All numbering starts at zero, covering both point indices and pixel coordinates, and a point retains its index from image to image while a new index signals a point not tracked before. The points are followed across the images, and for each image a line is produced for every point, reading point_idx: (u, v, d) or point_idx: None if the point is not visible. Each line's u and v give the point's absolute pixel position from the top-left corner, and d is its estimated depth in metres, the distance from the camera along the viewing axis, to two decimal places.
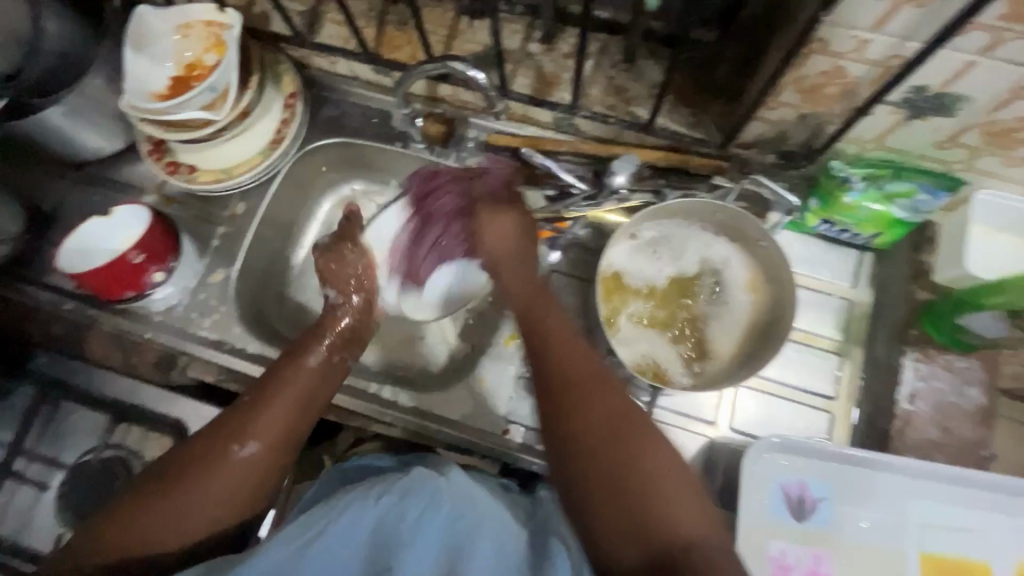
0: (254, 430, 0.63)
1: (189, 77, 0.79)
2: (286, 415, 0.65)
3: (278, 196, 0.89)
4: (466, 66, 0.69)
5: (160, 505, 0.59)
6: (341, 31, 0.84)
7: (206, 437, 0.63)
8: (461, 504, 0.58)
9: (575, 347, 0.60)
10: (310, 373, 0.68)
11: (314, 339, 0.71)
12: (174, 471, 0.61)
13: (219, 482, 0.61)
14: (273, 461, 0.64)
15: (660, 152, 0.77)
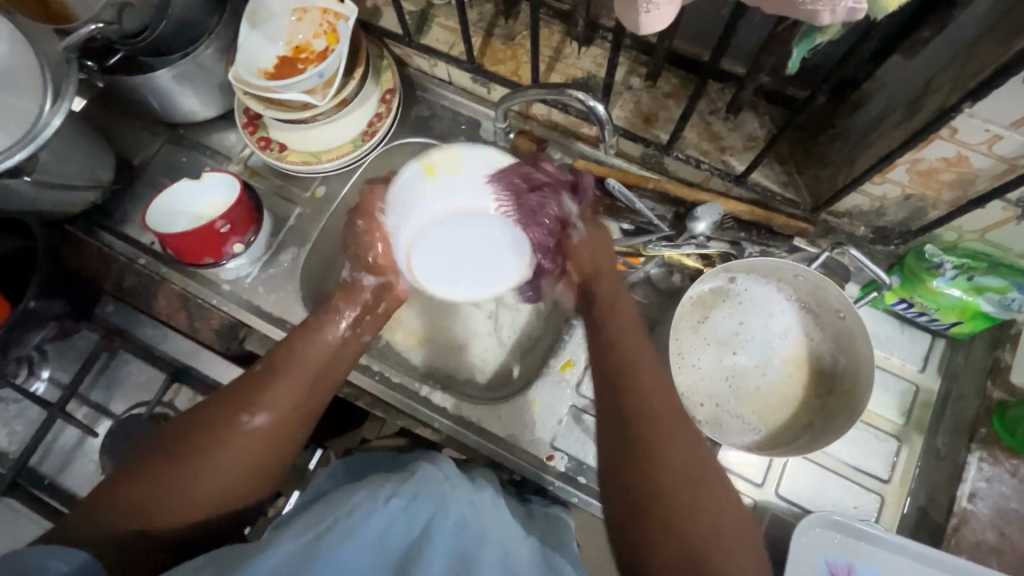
0: (269, 397, 0.62)
1: (296, 59, 0.81)
2: (301, 386, 0.65)
3: (357, 186, 0.91)
4: (586, 96, 0.67)
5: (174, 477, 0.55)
6: (448, 37, 0.87)
7: (214, 409, 0.61)
8: (468, 510, 0.55)
9: (657, 376, 0.59)
10: (324, 350, 0.68)
11: (330, 318, 0.71)
12: (183, 438, 0.58)
13: (232, 451, 0.58)
14: (285, 433, 0.62)
15: (746, 206, 0.76)
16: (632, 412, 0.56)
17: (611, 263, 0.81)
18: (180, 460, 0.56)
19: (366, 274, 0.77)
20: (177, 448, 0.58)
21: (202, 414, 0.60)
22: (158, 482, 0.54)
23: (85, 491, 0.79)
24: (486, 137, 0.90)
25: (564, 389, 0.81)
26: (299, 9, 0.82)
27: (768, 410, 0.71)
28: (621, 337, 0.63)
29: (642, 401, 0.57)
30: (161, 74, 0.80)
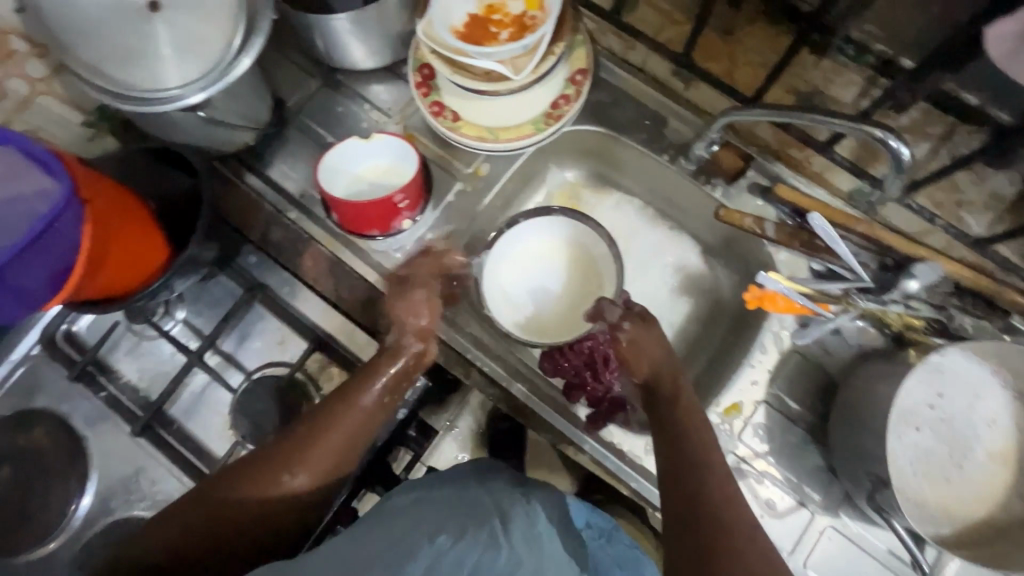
0: (304, 464, 0.60)
1: (489, 21, 0.72)
2: (345, 444, 0.62)
3: (519, 170, 0.84)
4: (886, 135, 0.56)
5: (205, 534, 0.57)
6: (656, 19, 0.79)
7: (252, 469, 0.59)
8: (524, 548, 0.52)
9: (727, 487, 0.55)
10: (363, 414, 0.64)
11: (373, 382, 0.65)
12: (219, 494, 0.58)
13: (269, 501, 0.59)
14: (322, 494, 0.61)
15: (968, 270, 0.67)
16: (701, 521, 0.53)
17: (797, 307, 0.72)
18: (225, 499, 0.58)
19: (392, 350, 0.69)
20: (215, 503, 0.57)
21: (244, 470, 0.59)
22: (197, 538, 0.57)
23: (215, 442, 0.77)
24: (674, 138, 0.80)
25: (733, 436, 0.72)
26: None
27: (962, 504, 0.65)
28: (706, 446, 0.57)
29: (705, 509, 0.53)
30: (341, 17, 0.72)
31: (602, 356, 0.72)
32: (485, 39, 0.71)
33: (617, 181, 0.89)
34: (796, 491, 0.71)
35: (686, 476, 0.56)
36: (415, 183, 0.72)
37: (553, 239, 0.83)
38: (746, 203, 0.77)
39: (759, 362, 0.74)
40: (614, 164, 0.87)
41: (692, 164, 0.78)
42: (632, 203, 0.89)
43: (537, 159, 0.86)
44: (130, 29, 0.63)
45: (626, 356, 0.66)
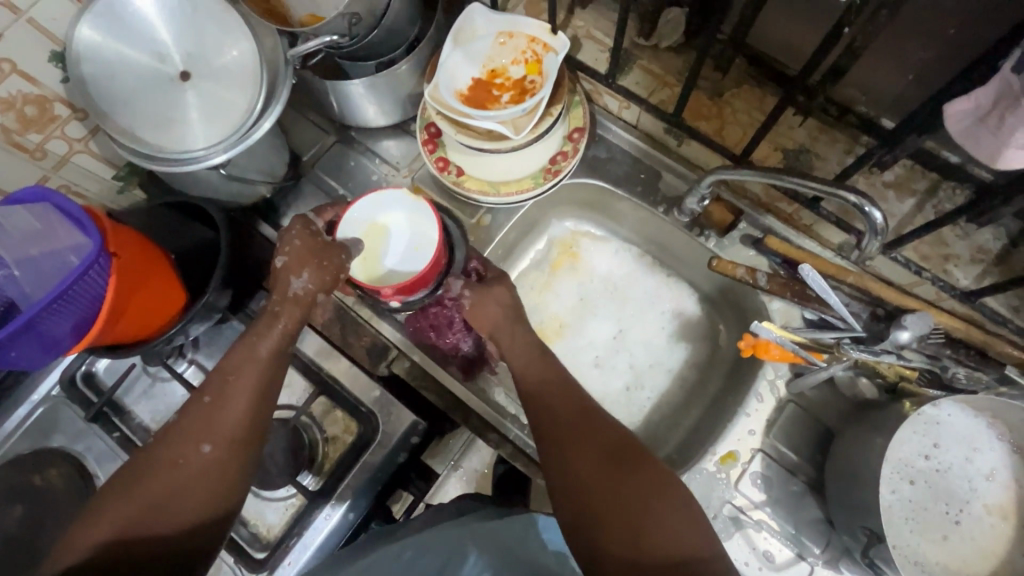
0: (213, 425, 0.58)
1: (492, 85, 0.77)
2: (244, 405, 0.60)
3: (519, 221, 0.88)
4: (860, 200, 0.60)
5: (133, 509, 0.52)
6: (649, 80, 0.83)
7: (165, 442, 0.57)
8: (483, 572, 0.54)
9: (567, 394, 0.64)
10: (262, 363, 0.62)
11: (264, 332, 0.64)
12: (140, 472, 0.55)
13: (167, 488, 0.54)
14: (258, 412, 0.60)
15: (961, 323, 0.68)
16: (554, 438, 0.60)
17: (791, 356, 0.73)
18: (132, 489, 0.54)
19: (300, 298, 0.66)
20: (135, 483, 0.54)
21: (158, 450, 0.56)
22: (128, 516, 0.52)
23: None
24: (667, 192, 0.84)
25: (728, 484, 0.73)
26: (503, 32, 0.78)
27: (963, 562, 0.64)
28: (545, 387, 0.65)
29: (554, 416, 0.62)
30: (357, 83, 0.78)
31: (448, 319, 0.79)
32: (489, 103, 0.76)
33: (616, 230, 0.93)
34: (793, 543, 0.70)
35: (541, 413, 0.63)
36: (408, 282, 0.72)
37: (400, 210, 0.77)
38: (738, 253, 0.80)
39: (756, 410, 0.75)
40: (611, 214, 0.91)
41: (685, 216, 0.81)
42: (630, 250, 0.93)
43: (536, 211, 0.90)
44: (163, 98, 0.69)
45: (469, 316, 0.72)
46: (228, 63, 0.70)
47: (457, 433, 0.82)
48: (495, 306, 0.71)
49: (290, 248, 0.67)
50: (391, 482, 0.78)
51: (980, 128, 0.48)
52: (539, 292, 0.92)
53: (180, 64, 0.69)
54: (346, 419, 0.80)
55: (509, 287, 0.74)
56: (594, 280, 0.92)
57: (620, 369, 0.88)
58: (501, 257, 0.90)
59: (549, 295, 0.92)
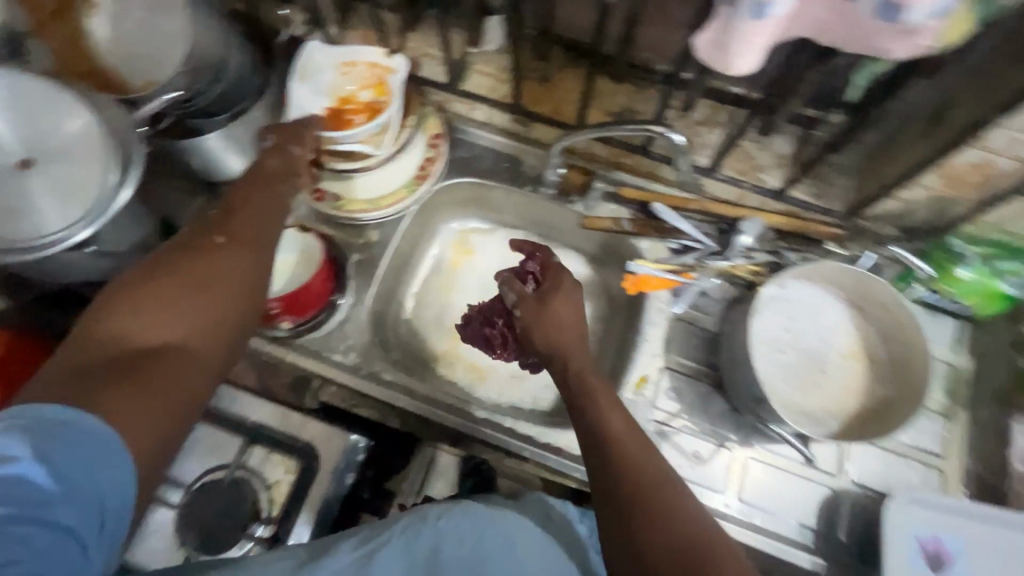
0: (224, 240, 0.60)
1: (342, 111, 0.80)
2: (256, 227, 0.63)
3: (407, 230, 0.93)
4: (664, 130, 0.73)
5: (162, 296, 0.54)
6: (488, 81, 0.92)
7: (179, 245, 0.59)
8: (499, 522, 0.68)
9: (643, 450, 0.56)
10: (264, 201, 0.66)
11: (259, 179, 0.68)
12: (164, 262, 0.57)
13: (194, 277, 0.56)
14: (264, 244, 0.63)
15: (783, 217, 0.83)
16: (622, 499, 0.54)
17: (668, 282, 0.84)
18: (157, 280, 0.55)
19: (273, 153, 0.71)
20: (160, 271, 0.56)
21: (179, 247, 0.59)
22: (160, 296, 0.54)
23: None
24: (530, 173, 0.94)
25: (646, 404, 0.81)
26: (347, 62, 0.83)
27: (836, 404, 0.77)
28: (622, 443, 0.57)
29: (629, 482, 0.54)
30: (212, 136, 0.80)
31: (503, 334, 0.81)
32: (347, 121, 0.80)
33: (500, 220, 1.01)
34: (713, 436, 0.80)
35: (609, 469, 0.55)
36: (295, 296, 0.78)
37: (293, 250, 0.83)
38: (603, 210, 0.91)
39: (653, 336, 0.85)
40: (491, 206, 0.99)
41: (550, 189, 0.91)
42: (517, 233, 1.01)
43: (422, 217, 0.96)
44: (6, 188, 0.67)
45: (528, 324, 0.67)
46: (69, 140, 0.68)
47: (435, 458, 0.86)
48: (555, 315, 0.66)
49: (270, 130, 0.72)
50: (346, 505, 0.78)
51: (720, 53, 0.53)
52: (446, 292, 0.97)
53: (18, 152, 0.68)
54: (285, 460, 0.78)
55: (568, 300, 0.68)
56: (492, 268, 0.99)
57: None
58: (401, 268, 0.95)
59: (456, 293, 0.98)
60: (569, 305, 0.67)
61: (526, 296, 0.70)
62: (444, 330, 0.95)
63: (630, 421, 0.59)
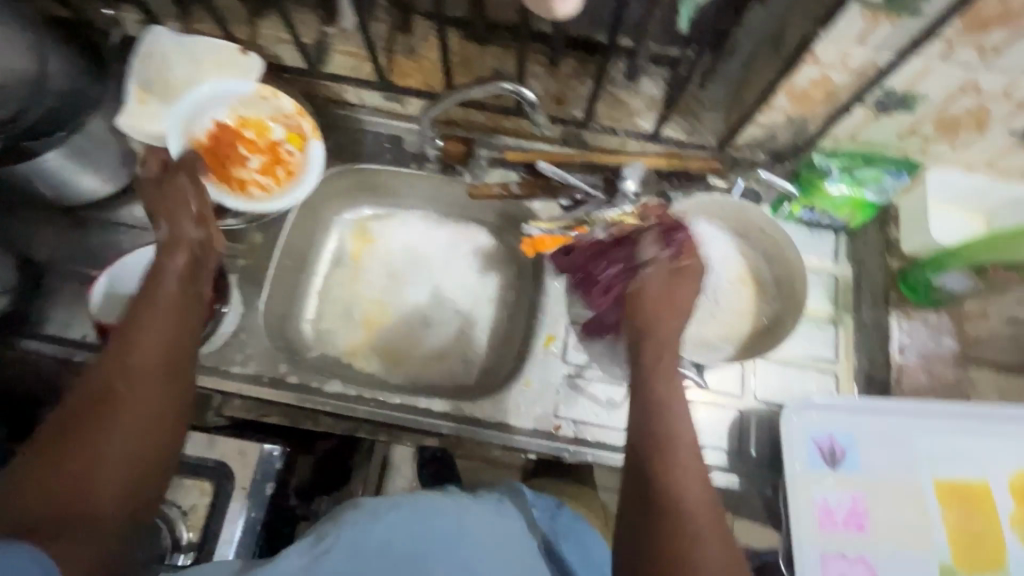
0: (128, 363, 0.55)
1: (223, 160, 0.79)
2: (165, 342, 0.58)
3: (294, 226, 0.90)
4: (512, 86, 0.72)
5: (79, 451, 0.50)
6: (352, 62, 0.88)
7: (85, 384, 0.54)
8: (467, 514, 0.66)
9: (695, 478, 0.57)
10: (169, 299, 0.61)
11: (156, 279, 0.63)
12: (72, 413, 0.52)
13: (97, 422, 0.52)
14: (185, 363, 0.59)
15: (662, 158, 0.84)
16: (670, 529, 0.54)
17: (563, 239, 0.85)
18: (68, 442, 0.50)
19: (179, 243, 0.66)
20: (70, 423, 0.52)
21: (84, 388, 0.54)
22: (73, 452, 0.50)
23: None
24: (412, 149, 0.92)
25: (556, 361, 0.83)
26: (266, 87, 0.79)
27: (730, 330, 0.80)
28: (672, 464, 0.57)
29: (672, 507, 0.55)
30: (49, 157, 0.73)
31: (608, 283, 0.75)
32: (240, 168, 0.79)
33: (395, 203, 0.99)
34: (624, 380, 0.82)
35: (653, 488, 0.56)
36: None
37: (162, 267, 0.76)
38: (492, 176, 0.90)
39: (556, 293, 0.86)
40: (382, 191, 0.96)
41: (434, 163, 0.90)
42: (415, 214, 0.99)
43: (308, 212, 0.92)
44: None
45: (675, 283, 0.70)
46: None
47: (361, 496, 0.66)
48: (674, 281, 0.70)
49: (143, 195, 0.69)
50: (270, 514, 0.77)
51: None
52: (349, 285, 0.95)
53: None
54: (195, 483, 0.75)
55: (693, 284, 0.71)
56: (393, 253, 0.97)
57: (448, 317, 0.94)
58: (296, 266, 0.92)
59: (360, 283, 0.95)
60: (691, 281, 0.71)
61: (660, 260, 0.71)
62: (353, 323, 0.93)
63: (695, 449, 0.59)
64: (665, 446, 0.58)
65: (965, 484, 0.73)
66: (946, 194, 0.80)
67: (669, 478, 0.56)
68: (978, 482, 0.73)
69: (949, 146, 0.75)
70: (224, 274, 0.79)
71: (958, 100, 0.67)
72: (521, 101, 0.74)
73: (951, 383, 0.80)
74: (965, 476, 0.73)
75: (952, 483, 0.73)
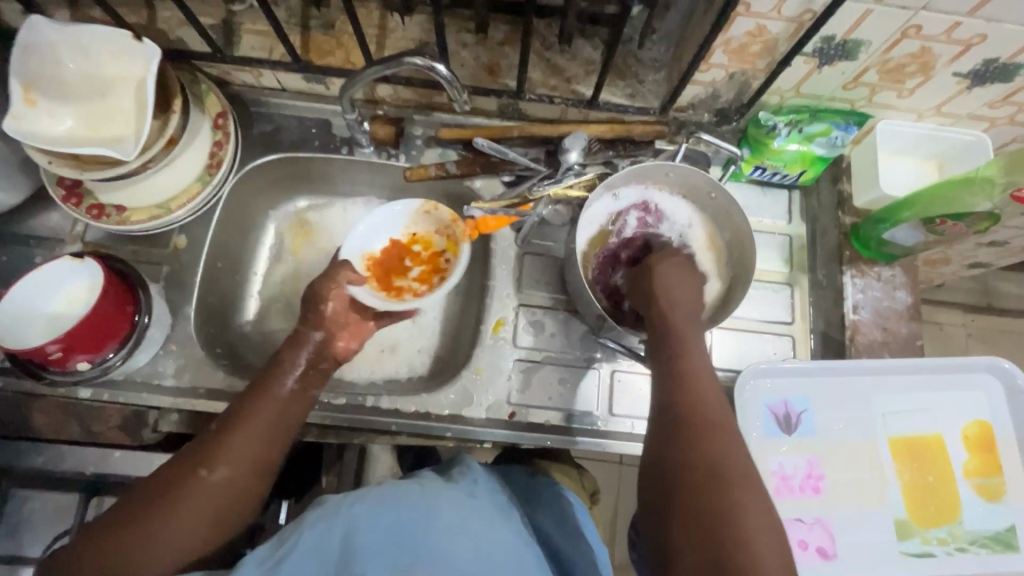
0: (228, 447, 0.59)
1: (409, 249, 0.86)
2: (255, 447, 0.61)
3: (221, 225, 0.84)
4: (423, 61, 0.66)
5: (149, 522, 0.55)
6: (264, 41, 0.80)
7: (181, 458, 0.59)
8: (456, 514, 0.59)
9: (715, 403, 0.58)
10: (282, 398, 0.65)
11: (284, 368, 0.67)
12: (157, 484, 0.57)
13: (170, 497, 0.56)
14: (270, 451, 0.62)
15: (605, 125, 0.80)
16: (683, 435, 0.56)
17: (506, 218, 0.82)
18: (145, 508, 0.56)
19: (295, 337, 0.70)
20: (152, 491, 0.57)
21: (177, 459, 0.59)
22: (145, 521, 0.55)
23: None
24: (342, 134, 0.86)
25: (506, 347, 0.80)
26: (429, 202, 0.84)
27: None
28: (700, 388, 0.59)
29: (689, 419, 0.57)
30: None
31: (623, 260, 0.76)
32: (402, 279, 0.85)
33: (333, 191, 0.93)
34: (577, 360, 0.80)
35: (678, 405, 0.58)
36: (76, 333, 0.66)
37: (73, 281, 0.71)
38: (429, 156, 0.86)
39: (503, 276, 0.83)
40: (316, 179, 0.91)
41: (366, 148, 0.84)
42: (355, 202, 0.94)
43: (236, 209, 0.87)
44: None
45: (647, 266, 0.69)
46: None
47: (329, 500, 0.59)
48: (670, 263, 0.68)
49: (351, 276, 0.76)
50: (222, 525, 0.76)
51: None
52: (290, 282, 0.90)
53: None
54: None
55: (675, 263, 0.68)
56: (337, 244, 0.92)
57: None
58: (230, 267, 0.87)
59: (302, 280, 0.90)
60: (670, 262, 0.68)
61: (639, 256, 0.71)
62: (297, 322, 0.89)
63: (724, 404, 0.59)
64: (684, 366, 0.61)
65: (919, 438, 0.73)
66: (895, 145, 0.78)
67: (689, 399, 0.58)
68: (932, 435, 0.73)
69: (896, 93, 0.72)
70: (143, 286, 0.73)
71: (899, 45, 0.64)
72: (434, 76, 0.68)
73: (907, 337, 0.79)
74: (919, 431, 0.73)
75: (907, 438, 0.73)
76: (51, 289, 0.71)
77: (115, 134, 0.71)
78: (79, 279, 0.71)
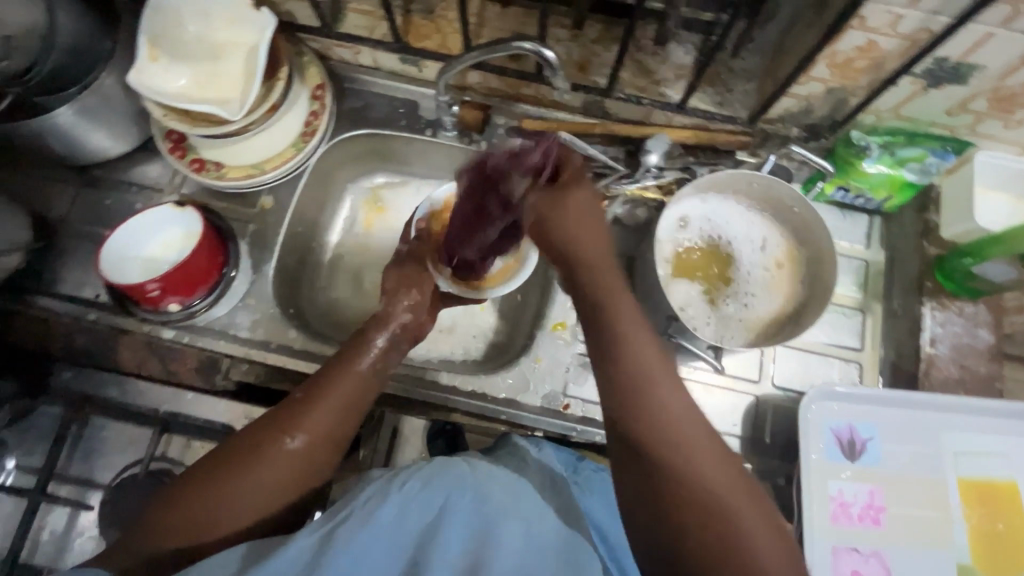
0: (302, 422, 0.61)
1: None
2: (330, 424, 0.63)
3: (305, 192, 0.87)
4: (534, 45, 0.68)
5: (228, 487, 0.57)
6: (367, 21, 0.83)
7: (259, 429, 0.61)
8: (508, 500, 0.57)
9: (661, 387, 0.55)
10: (358, 378, 0.66)
11: (363, 349, 0.68)
12: (236, 450, 0.60)
13: (248, 468, 0.58)
14: (344, 429, 0.64)
15: (689, 131, 0.80)
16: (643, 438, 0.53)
17: None
18: (225, 474, 0.58)
19: (381, 316, 0.72)
20: (232, 456, 0.60)
21: (254, 429, 0.62)
22: (224, 486, 0.57)
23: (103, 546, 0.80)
24: (428, 117, 0.89)
25: (567, 339, 0.81)
26: None
27: (750, 318, 0.75)
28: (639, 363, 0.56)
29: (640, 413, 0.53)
30: (62, 111, 0.73)
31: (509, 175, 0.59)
32: None
33: (410, 171, 0.96)
34: None
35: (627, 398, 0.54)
36: (173, 273, 0.71)
37: (170, 227, 0.76)
38: None
39: None
40: (396, 157, 0.94)
41: (449, 131, 0.87)
42: (429, 183, 0.97)
43: (319, 178, 0.90)
44: None
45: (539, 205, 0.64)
46: None
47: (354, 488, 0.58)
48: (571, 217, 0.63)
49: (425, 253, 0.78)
50: None
51: None
52: (360, 253, 0.93)
53: None
54: None
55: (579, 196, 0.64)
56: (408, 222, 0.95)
57: None
58: (308, 233, 0.90)
59: (371, 253, 0.93)
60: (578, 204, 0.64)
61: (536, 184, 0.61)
62: (363, 293, 0.91)
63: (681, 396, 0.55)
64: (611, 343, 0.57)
65: (990, 482, 0.70)
66: (994, 178, 0.73)
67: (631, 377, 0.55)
68: (1004, 480, 0.70)
69: (1003, 123, 0.70)
70: (232, 239, 0.79)
71: (1016, 73, 0.62)
72: (542, 64, 0.71)
73: (984, 377, 0.76)
74: (990, 475, 0.70)
75: (976, 480, 0.70)
76: (151, 232, 0.75)
77: (225, 95, 0.75)
78: (177, 225, 0.76)
